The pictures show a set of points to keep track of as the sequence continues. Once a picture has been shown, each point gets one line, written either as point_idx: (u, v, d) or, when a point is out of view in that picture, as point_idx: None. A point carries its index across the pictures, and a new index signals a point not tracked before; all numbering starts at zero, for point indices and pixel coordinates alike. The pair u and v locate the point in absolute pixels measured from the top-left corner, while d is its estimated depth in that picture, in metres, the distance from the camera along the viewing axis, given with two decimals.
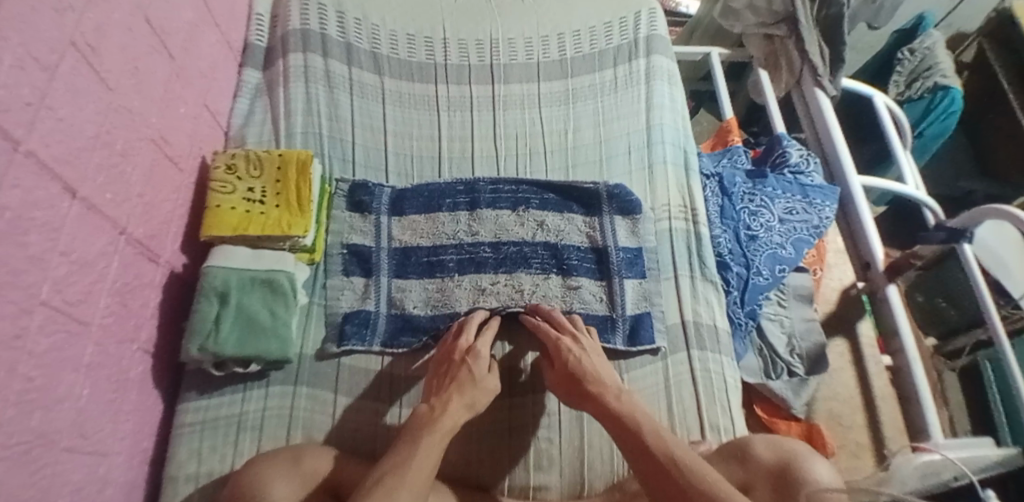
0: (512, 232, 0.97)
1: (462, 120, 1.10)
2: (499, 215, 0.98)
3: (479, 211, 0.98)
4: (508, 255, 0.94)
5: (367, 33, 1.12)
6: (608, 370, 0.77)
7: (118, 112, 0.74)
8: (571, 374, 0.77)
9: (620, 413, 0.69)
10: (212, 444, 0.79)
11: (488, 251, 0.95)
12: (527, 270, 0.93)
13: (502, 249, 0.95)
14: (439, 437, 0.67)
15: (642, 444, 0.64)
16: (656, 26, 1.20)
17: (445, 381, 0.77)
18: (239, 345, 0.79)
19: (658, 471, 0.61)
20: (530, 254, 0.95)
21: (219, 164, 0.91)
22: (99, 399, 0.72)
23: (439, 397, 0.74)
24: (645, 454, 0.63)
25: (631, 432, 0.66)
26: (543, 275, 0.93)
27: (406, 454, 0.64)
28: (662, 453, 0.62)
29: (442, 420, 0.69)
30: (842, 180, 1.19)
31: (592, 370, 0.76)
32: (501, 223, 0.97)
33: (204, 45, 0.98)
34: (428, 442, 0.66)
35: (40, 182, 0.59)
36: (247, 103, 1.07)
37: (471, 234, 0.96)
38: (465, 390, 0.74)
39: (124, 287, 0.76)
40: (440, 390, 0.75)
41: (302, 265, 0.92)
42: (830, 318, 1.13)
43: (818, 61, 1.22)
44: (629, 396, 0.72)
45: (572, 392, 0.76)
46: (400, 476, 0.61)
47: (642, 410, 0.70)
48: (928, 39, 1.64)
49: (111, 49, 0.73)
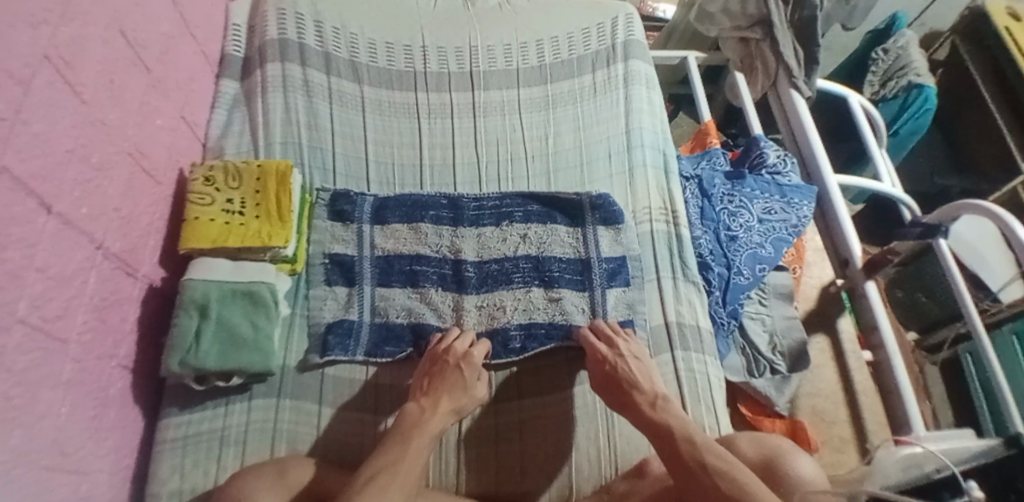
0: (493, 249, 0.97)
1: (442, 126, 1.10)
2: (482, 231, 0.99)
3: (461, 228, 0.98)
4: (490, 273, 0.95)
5: (345, 41, 1.12)
6: (651, 378, 0.79)
7: (94, 125, 0.74)
8: (612, 379, 0.79)
9: (652, 420, 0.72)
10: (195, 460, 0.77)
11: (471, 270, 0.95)
12: (508, 286, 0.94)
13: (484, 266, 0.95)
14: (428, 438, 0.71)
15: (672, 446, 0.68)
16: (633, 31, 1.21)
17: (436, 380, 0.79)
18: (221, 358, 0.78)
19: (685, 471, 0.64)
20: (511, 269, 0.95)
21: (197, 176, 0.90)
22: (79, 417, 0.71)
23: (430, 397, 0.77)
24: (672, 456, 0.67)
25: (664, 436, 0.69)
26: (525, 289, 0.94)
27: (397, 454, 0.67)
28: (690, 456, 0.65)
29: (431, 423, 0.73)
30: (819, 179, 1.21)
31: (633, 377, 0.78)
32: (483, 240, 0.98)
33: (182, 57, 0.98)
34: (418, 441, 0.70)
35: (16, 198, 0.59)
36: (225, 114, 1.06)
37: (453, 249, 0.97)
38: (455, 394, 0.78)
39: (102, 303, 0.75)
40: (431, 390, 0.78)
41: (283, 276, 0.91)
42: (811, 315, 1.15)
43: (792, 62, 1.24)
44: (665, 401, 0.75)
45: (614, 397, 0.79)
46: (391, 476, 0.64)
47: (676, 416, 0.72)
48: (902, 39, 1.69)
49: (85, 63, 0.72)
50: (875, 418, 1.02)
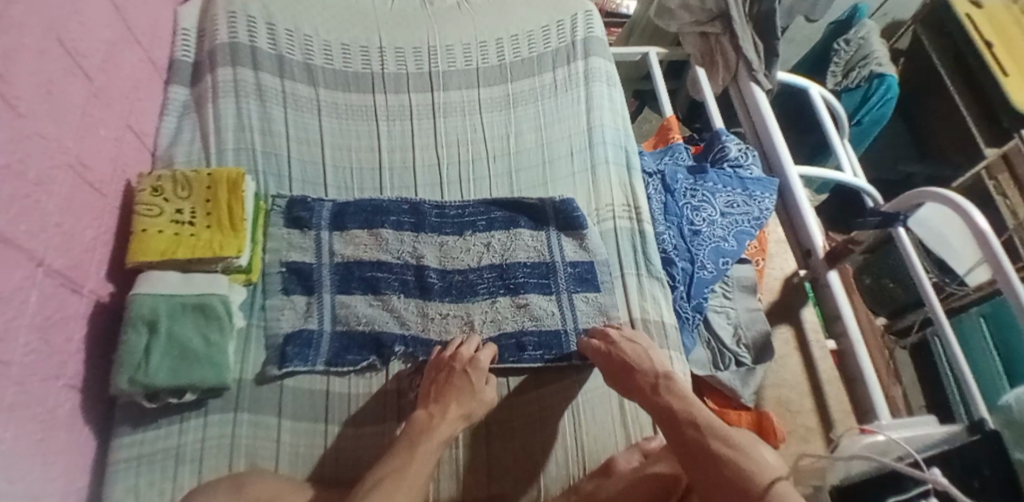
0: (457, 259, 0.96)
1: (402, 128, 1.09)
2: (444, 239, 0.98)
3: (423, 234, 0.98)
4: (454, 283, 0.94)
5: (300, 44, 1.10)
6: (649, 359, 0.80)
7: (31, 139, 0.71)
8: (615, 368, 0.81)
9: (657, 404, 0.72)
10: (150, 480, 0.75)
11: (435, 277, 0.94)
12: (474, 298, 0.93)
13: (449, 276, 0.95)
14: (436, 444, 0.71)
15: (675, 425, 0.67)
16: (593, 28, 1.21)
17: (443, 386, 0.79)
18: (173, 374, 0.75)
19: (687, 448, 0.63)
20: (476, 280, 0.94)
21: (144, 187, 0.87)
22: (25, 441, 0.68)
23: (438, 403, 0.77)
24: (677, 434, 0.66)
25: (668, 417, 0.69)
26: (491, 300, 0.93)
27: (404, 460, 0.68)
28: (692, 437, 0.64)
29: (439, 428, 0.73)
30: (781, 172, 1.23)
31: (631, 362, 0.80)
32: (446, 249, 0.97)
33: (126, 63, 0.95)
34: (426, 447, 0.70)
35: None
36: (175, 121, 1.03)
37: (416, 256, 0.95)
38: (464, 400, 0.78)
39: (45, 322, 0.72)
40: (438, 395, 0.78)
41: (238, 287, 0.88)
42: (774, 306, 1.16)
43: (752, 56, 1.26)
44: (671, 385, 0.75)
45: (626, 387, 0.79)
46: (399, 480, 0.65)
47: (678, 397, 0.72)
48: (863, 29, 1.70)
49: (20, 73, 0.69)
50: (839, 405, 1.03)
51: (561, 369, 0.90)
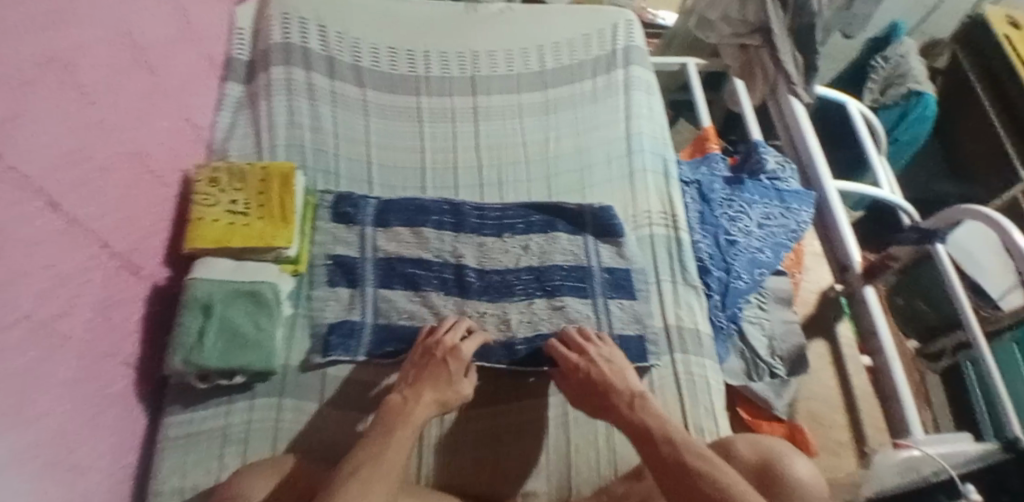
0: (496, 260, 0.98)
1: (444, 130, 1.11)
2: (483, 241, 1.00)
3: (464, 234, 1.00)
4: (492, 284, 0.96)
5: (349, 46, 1.14)
6: (625, 376, 0.78)
7: (98, 127, 0.75)
8: (589, 384, 0.78)
9: (630, 423, 0.70)
10: (197, 458, 0.78)
11: (474, 276, 0.96)
12: (511, 299, 0.94)
13: (487, 276, 0.96)
14: (411, 429, 0.69)
15: (651, 446, 0.66)
16: (633, 37, 1.22)
17: (422, 374, 0.78)
18: (223, 357, 0.78)
19: (667, 474, 0.62)
20: (513, 281, 0.96)
21: (202, 178, 0.91)
22: (81, 414, 0.72)
23: (414, 389, 0.75)
24: (654, 457, 0.64)
25: (642, 438, 0.68)
26: (528, 301, 0.95)
27: (383, 443, 0.65)
28: (669, 453, 0.64)
29: (414, 413, 0.71)
30: (818, 186, 1.22)
31: (608, 378, 0.77)
32: (485, 250, 0.99)
33: (186, 60, 0.99)
34: (402, 430, 0.68)
35: (19, 198, 0.61)
36: (230, 117, 1.08)
37: (456, 255, 0.97)
38: (441, 389, 0.77)
39: (106, 301, 0.76)
40: (416, 382, 0.77)
41: (286, 276, 0.91)
42: (810, 320, 1.16)
43: (791, 69, 1.26)
44: (642, 401, 0.73)
45: (594, 404, 0.77)
46: (378, 467, 0.61)
47: (653, 415, 0.70)
48: (902, 47, 1.67)
49: (90, 64, 0.74)
50: (871, 419, 1.02)
51: None
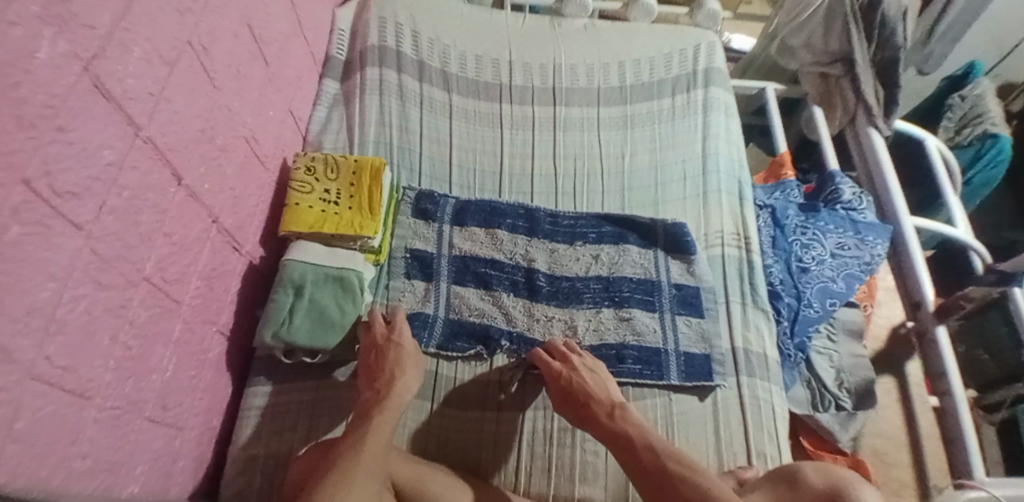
0: (566, 267, 1.00)
1: (523, 137, 1.15)
2: (555, 247, 1.02)
3: (536, 239, 1.02)
4: (561, 289, 0.97)
5: (438, 52, 1.19)
6: (606, 387, 0.80)
7: (220, 109, 0.81)
8: (569, 394, 0.80)
9: (611, 432, 0.73)
10: (276, 429, 0.84)
11: (544, 280, 0.98)
12: (579, 306, 0.96)
13: (556, 281, 0.98)
14: (390, 413, 0.73)
15: (633, 455, 0.69)
16: (714, 59, 1.24)
17: (377, 363, 0.81)
18: (310, 336, 0.84)
19: (650, 482, 0.66)
20: (582, 288, 0.97)
21: (300, 166, 0.97)
22: (182, 375, 0.77)
23: (382, 378, 0.79)
24: (637, 469, 0.68)
25: (624, 447, 0.70)
26: (596, 309, 0.96)
27: (360, 436, 0.69)
28: (647, 460, 0.67)
29: (391, 397, 0.75)
30: (894, 220, 1.20)
31: (588, 389, 0.79)
32: (556, 256, 1.01)
33: (294, 56, 1.06)
34: (382, 416, 0.72)
35: (154, 168, 0.66)
36: (325, 111, 1.14)
37: (527, 259, 1.00)
38: (401, 362, 0.81)
39: (212, 272, 0.82)
40: (377, 372, 0.80)
41: (369, 265, 0.96)
42: (879, 355, 1.12)
43: (871, 101, 1.25)
44: (622, 411, 0.75)
45: (574, 414, 0.79)
46: (357, 453, 0.67)
47: (633, 424, 0.73)
48: (978, 86, 1.61)
49: (219, 51, 0.80)
50: (936, 463, 0.99)
51: (657, 388, 0.90)
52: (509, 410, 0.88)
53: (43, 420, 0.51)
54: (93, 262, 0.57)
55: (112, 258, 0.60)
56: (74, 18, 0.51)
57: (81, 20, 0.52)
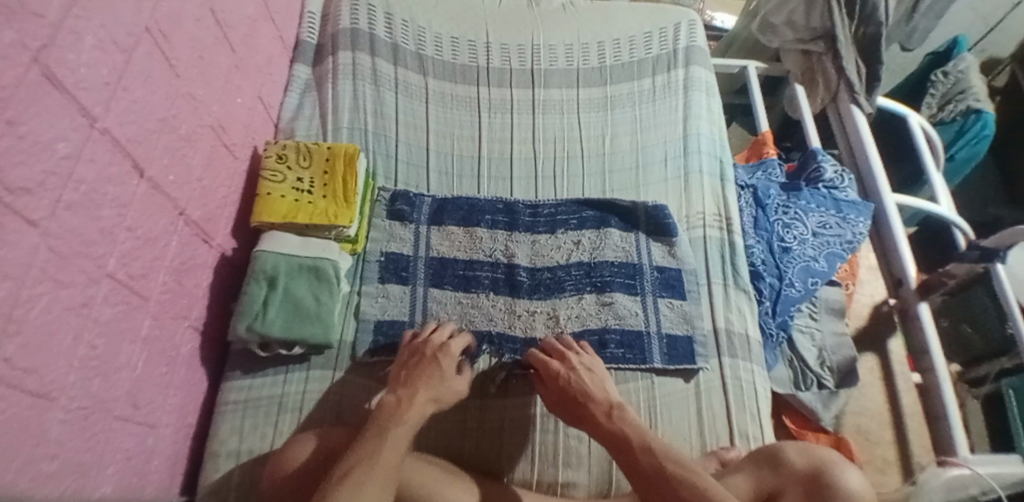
0: (547, 256, 0.98)
1: (502, 121, 1.13)
2: (537, 238, 1.00)
3: (516, 232, 1.00)
4: (543, 281, 0.96)
5: (413, 34, 1.16)
6: (605, 388, 0.78)
7: (183, 98, 0.78)
8: (567, 394, 0.78)
9: (609, 432, 0.71)
10: (253, 423, 0.82)
11: (525, 275, 0.96)
12: (561, 295, 0.94)
13: (537, 274, 0.97)
14: (406, 430, 0.68)
15: (631, 459, 0.67)
16: (695, 38, 1.22)
17: (413, 372, 0.77)
18: (285, 328, 0.82)
19: (647, 483, 0.64)
20: (564, 277, 0.96)
21: (271, 154, 0.94)
22: (153, 372, 0.75)
23: (406, 389, 0.74)
24: (634, 469, 0.66)
25: (624, 450, 0.68)
26: (578, 296, 0.94)
27: (374, 446, 0.64)
28: (647, 462, 0.65)
29: (408, 413, 0.70)
30: (876, 198, 1.20)
31: (587, 389, 0.77)
32: (537, 247, 0.99)
33: (262, 39, 1.02)
34: (396, 432, 0.67)
35: (113, 160, 0.64)
36: (297, 98, 1.11)
37: (507, 254, 0.98)
38: (430, 383, 0.75)
39: (181, 266, 0.80)
40: (407, 381, 0.75)
41: (346, 255, 0.95)
42: (862, 332, 1.13)
43: (854, 78, 1.24)
44: (621, 412, 0.73)
45: (571, 414, 0.77)
46: (369, 469, 0.61)
47: (633, 427, 0.70)
48: (963, 62, 1.58)
49: (180, 37, 0.77)
50: (919, 439, 1.00)
51: (639, 371, 0.90)
52: (493, 399, 0.87)
53: (5, 424, 0.50)
54: (50, 260, 0.55)
55: (70, 255, 0.58)
56: (21, 7, 0.49)
57: (28, 7, 0.50)
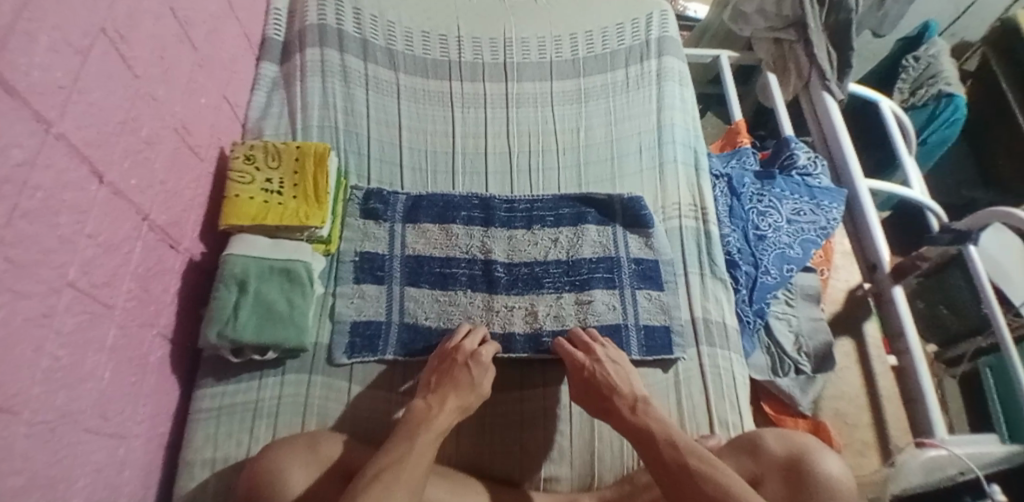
0: (524, 251, 0.98)
1: (475, 116, 1.12)
2: (513, 233, 0.99)
3: (492, 228, 0.99)
4: (520, 276, 0.95)
5: (383, 30, 1.14)
6: (630, 381, 0.78)
7: (144, 99, 0.76)
8: (592, 386, 0.78)
9: (633, 425, 0.71)
10: (228, 430, 0.81)
11: (502, 270, 0.95)
12: (540, 291, 0.94)
13: (515, 269, 0.96)
14: (434, 436, 0.68)
15: (654, 451, 0.67)
16: (667, 28, 1.22)
17: (444, 377, 0.77)
18: (257, 332, 0.80)
19: (669, 477, 0.64)
20: (542, 274, 0.95)
21: (238, 155, 0.92)
22: (121, 383, 0.73)
23: (436, 395, 0.75)
24: (656, 461, 0.66)
25: (646, 443, 0.69)
26: (557, 294, 0.94)
27: (405, 450, 0.65)
28: (669, 456, 0.66)
29: (437, 420, 0.70)
30: (850, 183, 1.21)
31: (612, 382, 0.77)
32: (514, 242, 0.98)
33: (226, 37, 1.00)
34: (424, 436, 0.67)
35: (70, 165, 0.62)
36: (264, 96, 1.09)
37: (484, 250, 0.97)
38: (461, 390, 0.76)
39: (147, 273, 0.78)
40: (438, 387, 0.76)
41: (319, 256, 0.93)
42: (837, 317, 1.14)
43: (826, 65, 1.25)
44: (645, 406, 0.74)
45: (595, 406, 0.78)
46: (397, 473, 0.61)
47: (656, 420, 0.71)
48: (933, 47, 1.62)
49: (138, 37, 0.75)
50: (896, 421, 1.02)
51: None
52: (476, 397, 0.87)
53: None
54: (7, 270, 0.53)
55: (28, 264, 0.56)
56: None
57: None
